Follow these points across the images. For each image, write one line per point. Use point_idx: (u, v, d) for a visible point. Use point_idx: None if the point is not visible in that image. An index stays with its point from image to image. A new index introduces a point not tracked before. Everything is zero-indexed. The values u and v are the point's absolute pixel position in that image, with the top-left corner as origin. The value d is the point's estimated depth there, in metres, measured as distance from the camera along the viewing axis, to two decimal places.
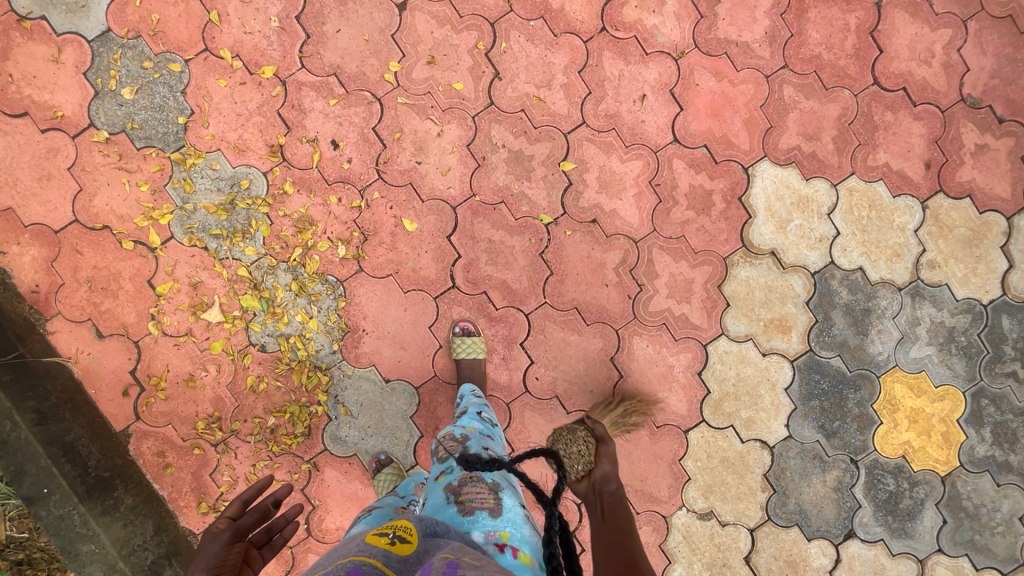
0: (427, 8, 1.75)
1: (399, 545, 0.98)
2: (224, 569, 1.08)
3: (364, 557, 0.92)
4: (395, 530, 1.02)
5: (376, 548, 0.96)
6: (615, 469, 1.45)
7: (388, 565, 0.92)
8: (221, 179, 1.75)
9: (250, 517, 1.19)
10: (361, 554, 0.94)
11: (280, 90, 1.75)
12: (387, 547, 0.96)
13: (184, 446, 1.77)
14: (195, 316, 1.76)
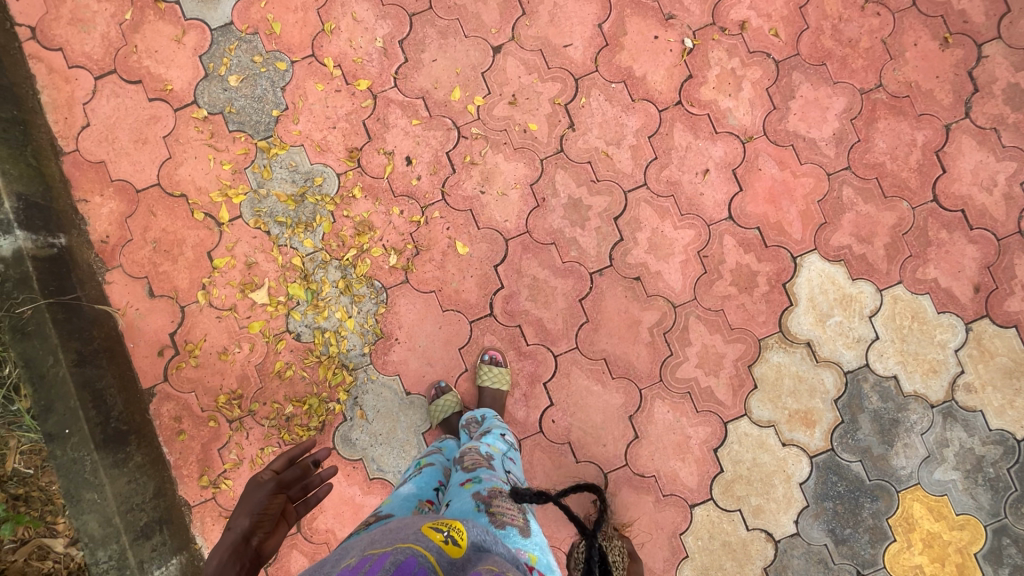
0: (520, 55, 1.88)
1: (448, 547, 0.95)
2: (265, 516, 1.23)
3: (417, 545, 0.92)
4: (450, 531, 0.99)
5: (430, 541, 0.94)
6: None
7: (439, 564, 0.89)
8: (297, 173, 1.86)
9: (290, 472, 1.33)
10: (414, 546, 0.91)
11: (370, 102, 1.87)
12: (441, 545, 0.94)
13: (201, 416, 1.81)
14: (242, 293, 1.84)
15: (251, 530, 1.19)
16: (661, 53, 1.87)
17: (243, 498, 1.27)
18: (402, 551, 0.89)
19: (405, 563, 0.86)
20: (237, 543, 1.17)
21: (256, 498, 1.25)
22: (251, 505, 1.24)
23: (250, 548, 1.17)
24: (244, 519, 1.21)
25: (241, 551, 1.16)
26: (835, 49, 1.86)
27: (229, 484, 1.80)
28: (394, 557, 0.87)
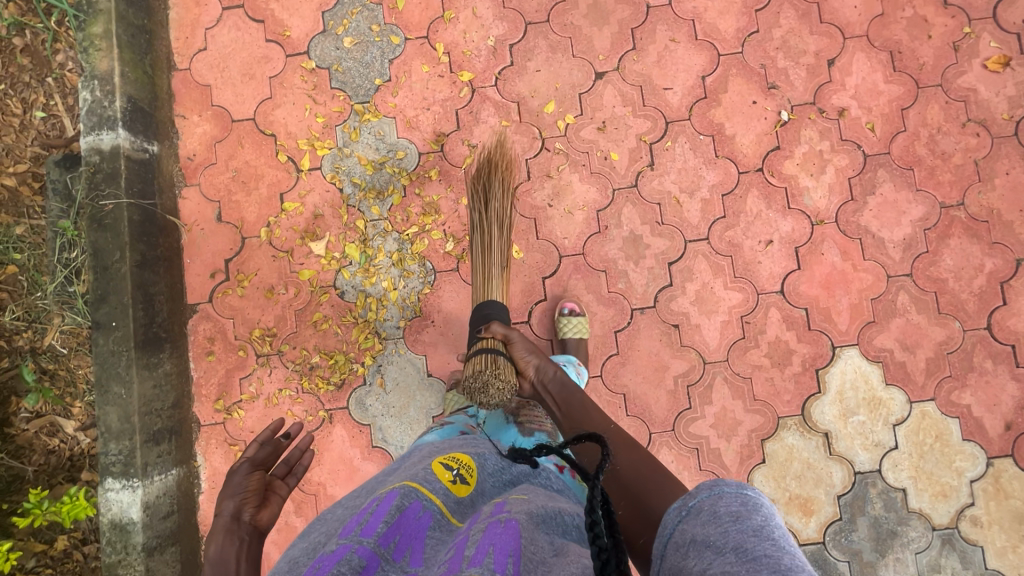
0: (620, 86, 1.92)
1: (458, 485, 1.03)
2: (249, 496, 1.26)
3: (421, 486, 0.98)
4: (459, 468, 1.07)
5: (437, 481, 1.01)
6: (553, 372, 1.50)
7: (445, 505, 0.97)
8: (381, 142, 1.93)
9: (263, 450, 1.35)
10: (416, 484, 0.98)
11: (467, 95, 1.94)
12: (448, 484, 1.02)
13: (232, 343, 1.89)
14: (301, 240, 1.91)
15: (239, 508, 1.23)
16: (756, 118, 1.90)
17: (223, 483, 1.29)
18: (405, 494, 0.95)
19: (410, 508, 0.92)
20: (229, 525, 1.20)
21: (234, 480, 1.29)
22: (231, 486, 1.27)
23: (243, 524, 1.21)
24: (229, 503, 1.24)
25: (234, 530, 1.19)
26: (926, 158, 1.87)
27: (241, 414, 1.86)
28: (399, 500, 0.93)
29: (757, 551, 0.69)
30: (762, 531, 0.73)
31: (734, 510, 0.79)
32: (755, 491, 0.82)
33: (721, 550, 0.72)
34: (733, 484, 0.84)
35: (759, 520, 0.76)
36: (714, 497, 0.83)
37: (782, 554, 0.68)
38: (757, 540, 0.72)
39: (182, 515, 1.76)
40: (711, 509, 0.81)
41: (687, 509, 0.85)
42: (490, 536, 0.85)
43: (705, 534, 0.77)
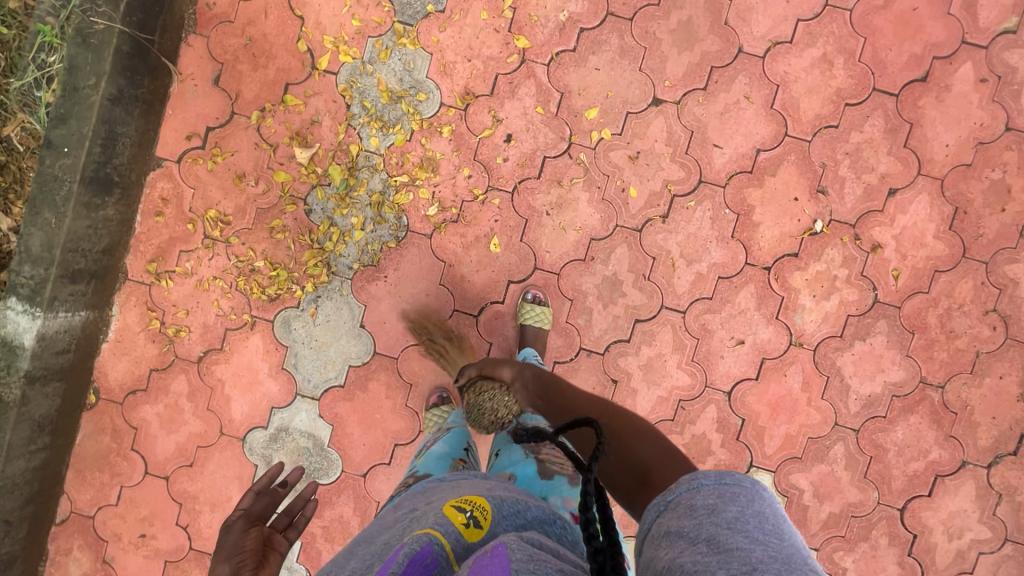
0: (671, 123, 1.75)
1: (471, 529, 0.89)
2: (245, 555, 1.15)
3: (434, 530, 0.87)
4: (473, 510, 0.94)
5: (449, 523, 0.89)
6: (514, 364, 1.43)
7: (455, 551, 0.84)
8: (408, 75, 1.77)
9: (259, 503, 1.26)
10: (432, 530, 0.87)
11: (514, 62, 1.76)
12: (460, 526, 0.89)
13: (184, 213, 1.81)
14: (289, 140, 1.79)
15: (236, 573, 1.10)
16: (789, 216, 1.76)
17: (217, 544, 1.17)
18: (417, 539, 0.84)
19: (418, 552, 0.81)
20: None
21: (229, 540, 1.17)
22: (227, 547, 1.15)
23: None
24: (225, 566, 1.12)
25: None
26: (931, 328, 1.76)
27: (169, 284, 1.82)
28: (407, 547, 0.83)
29: (728, 543, 0.64)
30: (739, 523, 0.67)
31: (710, 502, 0.71)
32: (736, 476, 0.74)
33: (694, 542, 0.67)
34: (710, 475, 0.75)
35: (736, 512, 0.69)
36: (691, 490, 0.74)
37: (754, 550, 0.63)
38: (732, 534, 0.66)
39: (77, 355, 1.77)
40: (688, 502, 0.73)
41: (665, 503, 0.76)
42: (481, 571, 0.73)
43: (679, 526, 0.70)
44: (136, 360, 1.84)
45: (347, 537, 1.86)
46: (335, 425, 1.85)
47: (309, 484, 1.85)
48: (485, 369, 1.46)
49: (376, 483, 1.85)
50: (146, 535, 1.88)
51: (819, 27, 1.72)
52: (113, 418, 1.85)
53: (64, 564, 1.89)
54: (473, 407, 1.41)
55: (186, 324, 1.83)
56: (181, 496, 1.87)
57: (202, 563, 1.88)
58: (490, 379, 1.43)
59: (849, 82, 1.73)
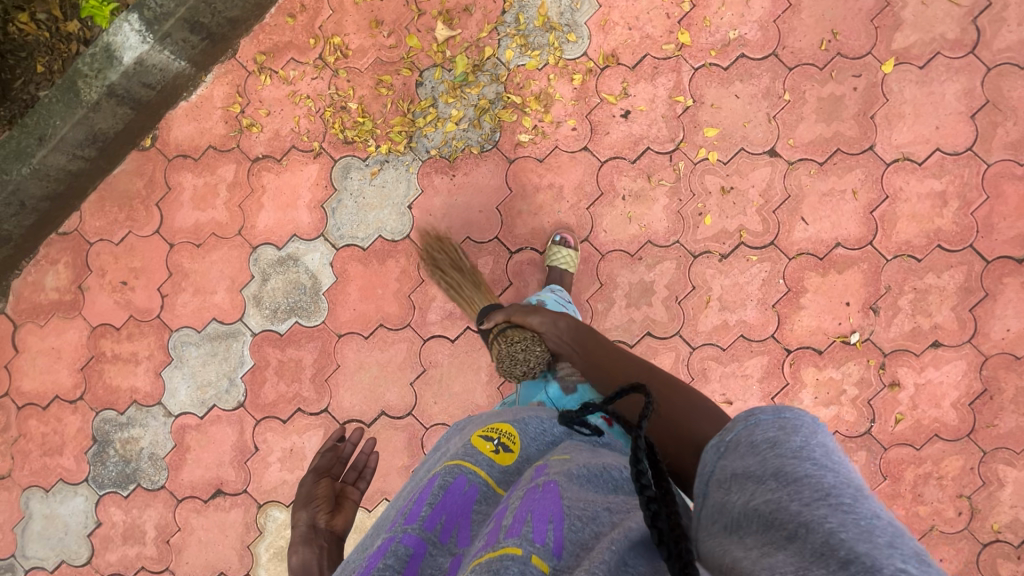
0: (774, 179, 1.77)
1: (501, 454, 1.00)
2: (318, 502, 1.50)
3: (465, 461, 0.96)
4: (500, 437, 1.03)
5: (479, 453, 0.98)
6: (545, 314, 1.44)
7: (490, 476, 0.95)
8: (569, 12, 1.80)
9: (324, 459, 1.64)
10: (463, 461, 0.97)
11: (668, 51, 1.78)
12: (491, 454, 0.99)
13: (313, 28, 1.85)
14: (436, 13, 1.82)
15: (314, 517, 1.45)
16: (833, 315, 1.77)
17: (297, 497, 1.55)
18: (449, 472, 0.94)
19: (453, 484, 0.91)
20: (307, 531, 1.42)
21: (304, 491, 1.55)
22: (303, 497, 1.52)
23: (320, 532, 1.41)
24: (304, 512, 1.47)
25: (310, 536, 1.40)
26: (903, 482, 1.76)
27: (266, 82, 1.87)
28: (441, 480, 0.92)
29: (796, 472, 0.63)
30: (804, 451, 0.66)
31: (771, 434, 0.69)
32: (792, 408, 0.72)
33: (762, 478, 0.65)
34: (769, 410, 0.73)
35: (800, 441, 0.67)
36: (749, 427, 0.72)
37: (823, 473, 0.62)
38: (798, 462, 0.64)
39: (158, 97, 1.82)
40: (747, 439, 0.71)
41: (722, 445, 0.74)
42: (529, 504, 0.80)
43: (743, 465, 0.69)
44: (202, 130, 1.89)
45: (295, 379, 1.90)
46: (338, 280, 1.88)
47: (288, 317, 1.89)
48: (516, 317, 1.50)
49: (346, 348, 1.88)
50: (127, 284, 1.93)
51: (953, 165, 1.73)
52: (155, 170, 1.90)
53: (46, 271, 1.95)
54: (506, 357, 1.46)
55: (261, 123, 1.88)
56: (174, 267, 1.92)
57: (160, 334, 1.93)
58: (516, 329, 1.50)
59: (952, 227, 1.73)
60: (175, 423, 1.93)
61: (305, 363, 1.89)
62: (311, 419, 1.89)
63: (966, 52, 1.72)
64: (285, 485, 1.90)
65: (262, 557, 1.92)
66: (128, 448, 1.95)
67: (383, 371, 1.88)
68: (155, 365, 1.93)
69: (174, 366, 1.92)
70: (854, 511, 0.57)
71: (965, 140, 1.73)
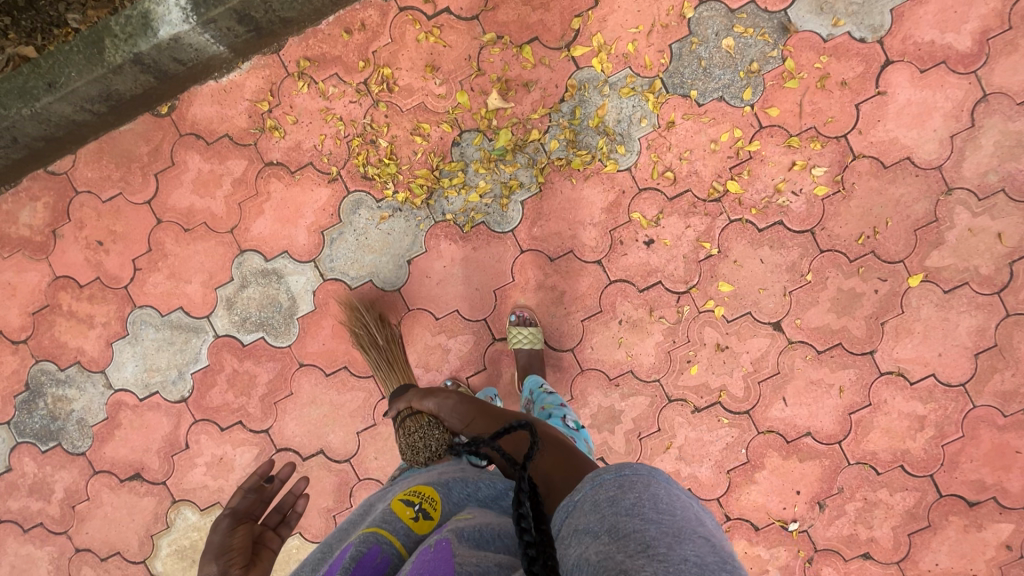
0: (770, 351, 1.75)
1: (418, 521, 0.94)
2: (234, 551, 1.25)
3: (382, 529, 0.92)
4: (421, 502, 0.99)
5: (397, 521, 0.94)
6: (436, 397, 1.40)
7: (404, 546, 0.90)
8: (627, 123, 1.73)
9: (243, 501, 1.42)
10: (379, 529, 0.92)
11: (710, 195, 1.73)
12: (409, 521, 0.94)
13: (367, 51, 1.77)
14: (494, 78, 1.75)
15: (224, 569, 1.19)
16: (780, 498, 1.77)
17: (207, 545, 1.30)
18: (363, 541, 0.89)
19: (364, 554, 0.87)
20: None
21: (216, 540, 1.30)
22: (215, 546, 1.27)
23: None
24: (212, 564, 1.20)
25: None
26: None
27: (302, 89, 1.78)
28: (355, 549, 0.88)
29: (626, 530, 0.67)
30: (636, 507, 0.71)
31: (612, 494, 0.74)
32: (633, 466, 0.78)
33: (598, 534, 0.69)
34: (611, 469, 0.79)
35: (633, 498, 0.72)
36: (596, 487, 0.77)
37: (647, 528, 0.67)
38: (629, 519, 0.69)
39: (186, 72, 1.73)
40: (592, 499, 0.75)
41: (571, 505, 0.78)
42: (419, 566, 0.78)
43: (586, 521, 0.72)
44: (224, 117, 1.80)
45: (245, 392, 1.86)
46: (315, 310, 1.83)
47: (256, 330, 1.84)
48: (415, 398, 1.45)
49: (303, 379, 1.84)
50: (102, 246, 1.86)
51: (941, 394, 1.73)
52: (163, 140, 1.82)
53: (23, 205, 1.87)
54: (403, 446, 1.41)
55: (286, 129, 1.80)
56: (155, 243, 1.85)
57: (122, 305, 1.87)
58: (417, 416, 1.45)
59: (920, 452, 1.74)
60: (112, 396, 1.89)
61: (258, 380, 1.85)
62: (249, 436, 1.86)
63: (993, 291, 1.70)
64: (205, 489, 1.88)
65: (161, 550, 1.90)
66: (58, 406, 1.90)
67: (334, 412, 1.84)
68: (108, 334, 1.87)
69: (127, 341, 1.87)
70: (667, 560, 0.62)
71: (962, 374, 1.72)
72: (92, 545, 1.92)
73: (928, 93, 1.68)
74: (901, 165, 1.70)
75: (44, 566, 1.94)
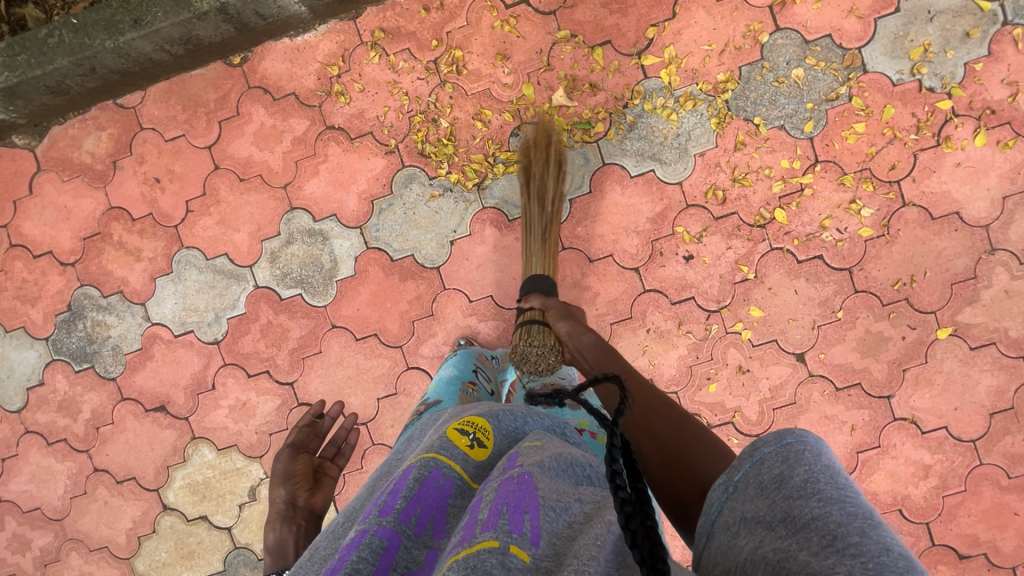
0: (790, 381, 1.79)
1: (476, 449, 0.94)
2: (298, 479, 1.63)
3: (441, 455, 0.89)
4: (475, 432, 0.97)
5: (455, 446, 0.92)
6: (572, 323, 1.45)
7: (465, 471, 0.89)
8: (684, 137, 1.76)
9: (300, 436, 1.75)
10: (439, 452, 0.90)
11: (757, 221, 1.76)
12: (466, 448, 0.92)
13: (443, 31, 1.80)
14: (562, 75, 1.77)
15: (292, 494, 1.59)
16: None
17: (275, 472, 1.67)
18: (424, 465, 0.86)
19: (429, 477, 0.84)
20: (287, 505, 1.57)
21: (281, 468, 1.67)
22: (283, 473, 1.65)
23: (298, 510, 1.56)
24: (282, 488, 1.60)
25: (290, 513, 1.55)
26: None
27: (374, 59, 1.82)
28: (416, 473, 0.85)
29: (802, 516, 0.64)
30: (807, 487, 0.68)
31: (777, 473, 0.73)
32: (793, 436, 0.77)
33: (771, 524, 0.67)
34: (771, 441, 0.78)
35: (801, 475, 0.71)
36: (756, 466, 0.77)
37: (828, 510, 0.63)
38: (804, 501, 0.66)
39: (264, 27, 1.77)
40: (755, 480, 0.75)
41: (732, 485, 0.79)
42: (503, 495, 0.74)
43: (754, 509, 0.72)
44: (294, 76, 1.84)
45: (275, 345, 1.92)
46: (355, 275, 1.88)
47: (294, 286, 1.90)
48: (550, 313, 1.51)
49: (333, 340, 1.90)
50: (158, 184, 1.91)
51: (950, 447, 1.76)
52: (232, 89, 1.87)
53: (88, 132, 1.93)
54: (518, 353, 1.53)
55: (351, 96, 1.84)
56: (209, 188, 1.90)
57: (169, 244, 1.93)
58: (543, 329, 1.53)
59: (920, 500, 1.78)
60: (148, 328, 1.95)
61: (290, 334, 1.91)
62: (274, 386, 1.92)
63: (1018, 355, 1.73)
64: (225, 431, 1.95)
65: (175, 482, 1.98)
66: (96, 330, 1.97)
67: (359, 376, 1.89)
68: (152, 269, 1.94)
69: (170, 279, 1.93)
70: (860, 550, 0.56)
71: (974, 431, 1.75)
72: (110, 467, 2.01)
73: (987, 152, 1.69)
74: (948, 219, 1.71)
75: (63, 480, 2.03)
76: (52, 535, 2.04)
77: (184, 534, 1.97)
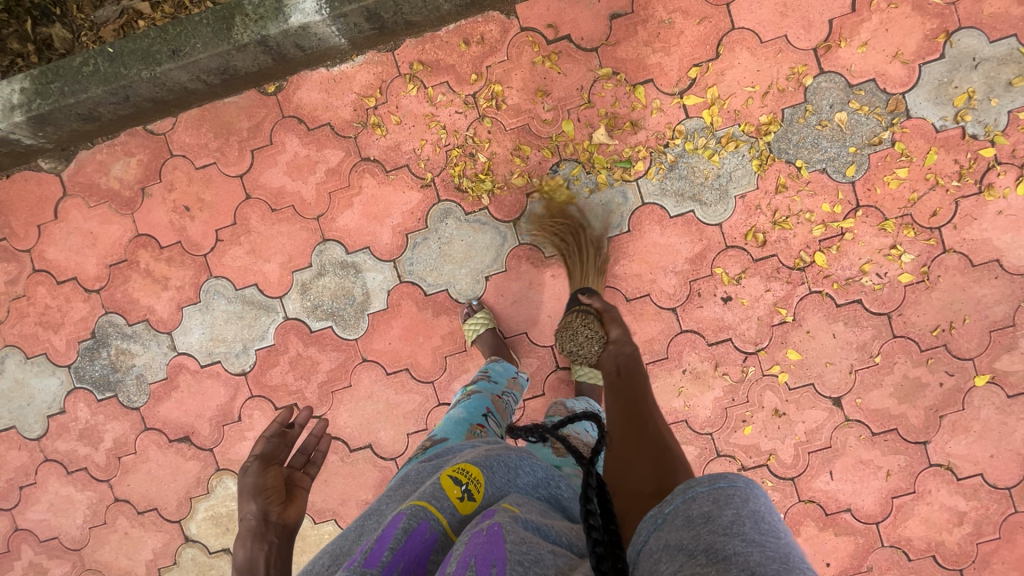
0: (827, 425, 1.78)
1: (464, 501, 0.92)
2: (269, 492, 1.34)
3: (429, 504, 0.89)
4: (468, 481, 0.95)
5: (444, 496, 0.91)
6: (626, 331, 1.46)
7: (450, 524, 0.88)
8: (725, 179, 1.74)
9: (266, 445, 1.46)
10: (424, 502, 0.90)
11: (797, 264, 1.74)
12: (456, 500, 0.91)
13: (482, 65, 1.78)
14: (603, 113, 1.76)
15: (266, 509, 1.31)
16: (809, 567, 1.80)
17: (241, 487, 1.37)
18: (411, 515, 0.87)
19: (414, 530, 0.84)
20: (257, 524, 1.29)
21: (249, 481, 1.36)
22: (250, 487, 1.34)
23: (271, 526, 1.29)
24: (251, 504, 1.31)
25: (259, 531, 1.28)
26: None
27: (412, 92, 1.79)
28: (405, 522, 0.86)
29: (726, 550, 0.63)
30: (734, 527, 0.67)
31: (706, 510, 0.71)
32: (728, 478, 0.76)
33: (693, 553, 0.65)
34: (704, 481, 0.77)
35: (730, 515, 0.69)
36: (687, 501, 0.75)
37: (750, 551, 0.63)
38: (727, 538, 0.65)
39: (302, 58, 1.75)
40: (684, 513, 0.73)
41: (660, 517, 0.76)
42: (471, 548, 0.73)
43: (677, 539, 0.69)
44: (330, 106, 1.82)
45: (303, 377, 1.88)
46: (387, 309, 1.85)
47: (325, 319, 1.87)
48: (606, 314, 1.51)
49: (363, 374, 1.87)
50: (188, 212, 1.88)
51: (986, 494, 1.75)
52: (265, 118, 1.84)
53: (117, 158, 1.90)
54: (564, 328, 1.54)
55: (388, 128, 1.81)
56: (240, 218, 1.87)
57: (198, 272, 1.89)
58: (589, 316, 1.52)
59: (954, 546, 1.76)
60: (174, 358, 1.92)
61: (319, 367, 1.88)
62: None
63: None
64: None
65: (197, 514, 1.94)
66: (120, 358, 1.93)
67: (388, 411, 1.87)
68: (180, 298, 1.90)
69: (198, 309, 1.90)
70: None
71: (1010, 479, 1.74)
72: (131, 498, 1.97)
73: None
74: (989, 266, 1.71)
75: (82, 510, 1.99)
76: (69, 565, 2.00)
77: (206, 567, 1.94)
